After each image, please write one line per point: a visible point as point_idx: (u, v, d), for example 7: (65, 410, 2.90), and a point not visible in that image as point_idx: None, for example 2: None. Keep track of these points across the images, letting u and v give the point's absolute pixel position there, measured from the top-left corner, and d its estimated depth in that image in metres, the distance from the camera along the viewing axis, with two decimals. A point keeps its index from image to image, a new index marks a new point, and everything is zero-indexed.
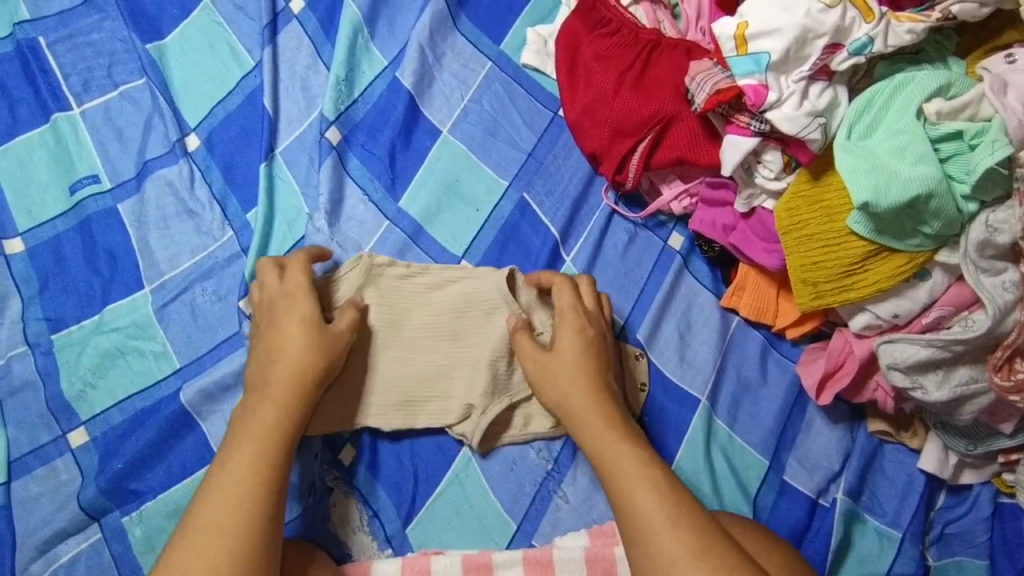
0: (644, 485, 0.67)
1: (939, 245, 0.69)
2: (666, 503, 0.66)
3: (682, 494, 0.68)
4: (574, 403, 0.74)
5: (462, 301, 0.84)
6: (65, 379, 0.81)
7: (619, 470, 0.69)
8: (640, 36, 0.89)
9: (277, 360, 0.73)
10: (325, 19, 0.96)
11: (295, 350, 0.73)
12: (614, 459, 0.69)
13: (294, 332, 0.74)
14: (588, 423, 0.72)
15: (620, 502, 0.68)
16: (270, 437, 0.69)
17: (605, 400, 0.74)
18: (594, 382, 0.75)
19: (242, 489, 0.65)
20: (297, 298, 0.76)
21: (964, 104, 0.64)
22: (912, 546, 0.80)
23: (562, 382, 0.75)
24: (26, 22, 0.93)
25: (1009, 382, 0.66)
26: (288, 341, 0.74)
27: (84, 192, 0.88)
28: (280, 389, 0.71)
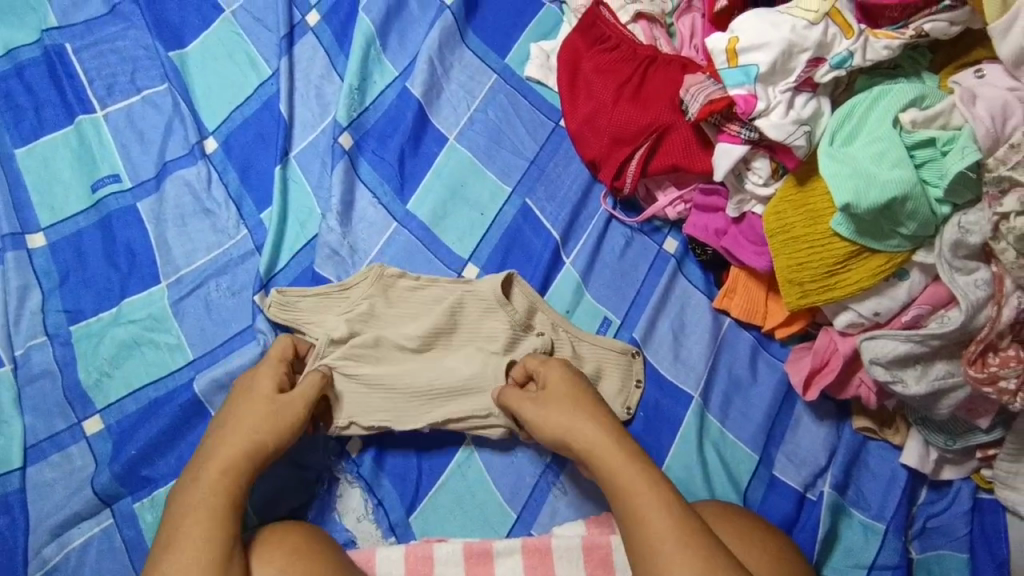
0: (656, 508, 0.67)
1: (915, 246, 0.74)
2: (678, 525, 0.66)
3: (691, 516, 0.67)
4: (572, 423, 0.75)
5: (463, 310, 0.87)
6: (82, 369, 0.84)
7: (624, 483, 0.70)
8: (638, 52, 0.94)
9: (228, 430, 0.74)
10: (339, 32, 1.01)
11: (246, 419, 0.74)
12: (628, 482, 0.69)
13: (244, 409, 0.75)
14: (600, 449, 0.72)
15: (635, 524, 0.68)
16: (223, 484, 0.70)
17: (610, 427, 0.74)
18: (601, 411, 0.76)
19: (196, 534, 0.66)
20: (263, 372, 0.79)
21: (936, 113, 0.70)
22: (895, 538, 0.84)
23: (568, 414, 0.75)
24: (54, 29, 0.98)
25: (983, 373, 0.71)
26: (239, 415, 0.75)
27: (106, 191, 0.92)
28: (224, 459, 0.72)
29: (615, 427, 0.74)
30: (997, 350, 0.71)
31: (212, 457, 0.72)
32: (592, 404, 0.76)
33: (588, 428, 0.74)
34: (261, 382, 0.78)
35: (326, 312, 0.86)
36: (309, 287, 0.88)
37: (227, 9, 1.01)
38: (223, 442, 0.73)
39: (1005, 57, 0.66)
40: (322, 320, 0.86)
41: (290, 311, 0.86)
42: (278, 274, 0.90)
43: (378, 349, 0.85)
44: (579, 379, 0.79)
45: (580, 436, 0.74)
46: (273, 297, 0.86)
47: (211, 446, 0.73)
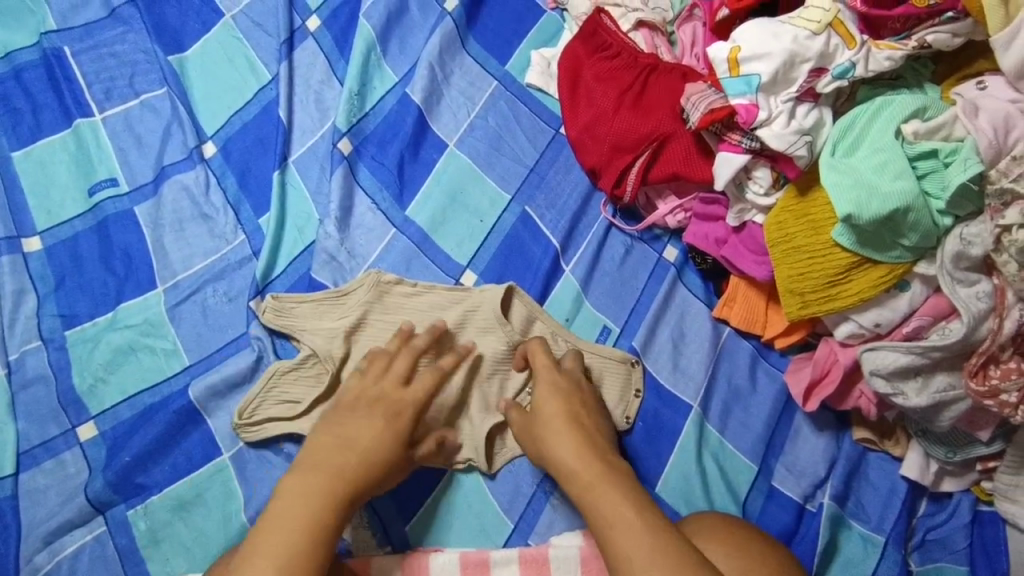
0: (625, 527, 0.68)
1: (917, 257, 0.74)
2: (648, 543, 0.66)
3: (664, 534, 0.67)
4: (548, 446, 0.77)
5: (459, 334, 0.86)
6: (76, 374, 0.83)
7: (596, 505, 0.71)
8: (638, 60, 0.94)
9: (348, 451, 0.74)
10: (340, 37, 1.01)
11: (375, 447, 0.75)
12: (598, 505, 0.70)
13: (371, 434, 0.76)
14: (572, 471, 0.74)
15: (607, 544, 0.69)
16: (336, 503, 0.70)
17: (588, 447, 0.76)
18: (575, 431, 0.77)
19: (291, 545, 0.67)
20: (398, 403, 0.79)
21: (938, 125, 0.69)
22: (895, 551, 0.83)
23: (543, 437, 0.78)
24: (53, 32, 0.97)
25: (984, 387, 0.71)
26: (365, 439, 0.75)
27: (103, 195, 0.91)
28: (332, 476, 0.72)
29: (586, 447, 0.76)
30: (999, 362, 0.71)
31: (323, 471, 0.72)
32: (566, 424, 0.78)
33: (561, 450, 0.76)
34: (403, 418, 0.78)
35: (321, 317, 0.86)
36: (307, 294, 0.88)
37: (227, 14, 1.01)
38: (341, 458, 0.73)
39: (1007, 69, 0.66)
40: (315, 326, 0.85)
41: (286, 317, 0.85)
42: (275, 279, 0.89)
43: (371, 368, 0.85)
44: (570, 394, 0.81)
45: (553, 459, 0.76)
46: (269, 303, 0.86)
47: (323, 457, 0.74)
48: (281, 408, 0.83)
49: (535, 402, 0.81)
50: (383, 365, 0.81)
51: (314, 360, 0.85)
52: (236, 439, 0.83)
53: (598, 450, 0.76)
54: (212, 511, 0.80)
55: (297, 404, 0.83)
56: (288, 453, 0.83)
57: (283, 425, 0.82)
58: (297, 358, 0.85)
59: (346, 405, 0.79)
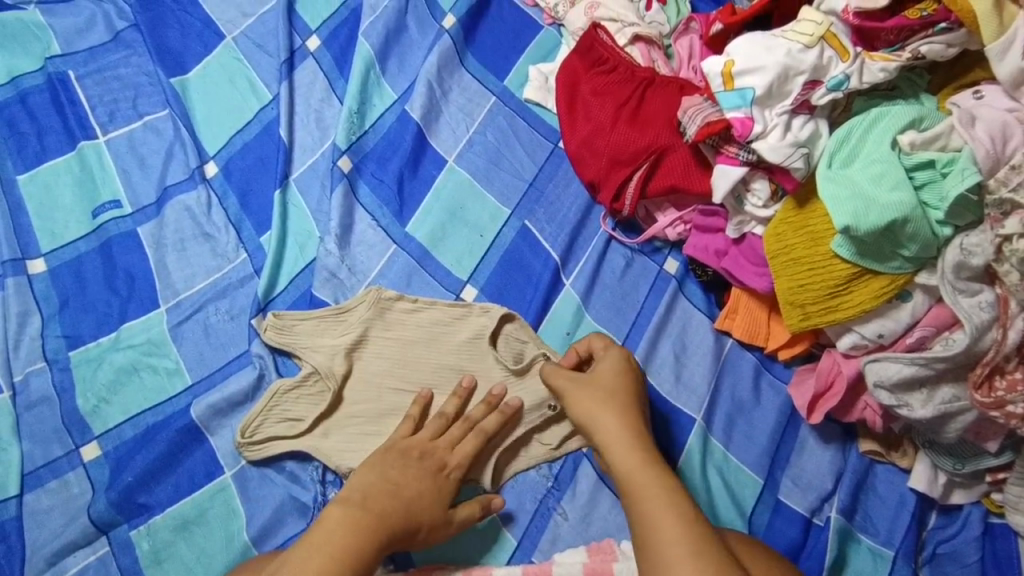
0: (669, 511, 0.70)
1: (918, 268, 0.73)
2: (689, 532, 0.68)
3: (703, 528, 0.69)
4: (599, 419, 0.78)
5: (462, 350, 0.87)
6: (80, 395, 0.83)
7: (641, 490, 0.72)
8: (636, 73, 0.94)
9: (389, 497, 0.74)
10: (339, 56, 1.02)
11: (422, 500, 0.76)
12: (643, 489, 0.72)
13: (419, 486, 0.76)
14: (622, 446, 0.76)
15: (645, 524, 0.70)
16: (372, 541, 0.71)
17: (636, 431, 0.77)
18: (628, 411, 0.78)
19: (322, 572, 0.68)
20: (446, 463, 0.79)
21: (935, 135, 0.69)
22: (905, 565, 0.82)
23: (597, 410, 0.78)
24: (58, 57, 0.99)
25: (990, 398, 0.70)
26: (413, 488, 0.76)
27: (106, 216, 0.92)
28: (374, 511, 0.73)
29: (638, 429, 0.77)
30: (1005, 372, 0.70)
31: (363, 506, 0.73)
32: (621, 402, 0.79)
33: (613, 425, 0.77)
34: (448, 479, 0.78)
35: (322, 334, 0.86)
36: (308, 311, 0.88)
37: (228, 36, 1.02)
38: (383, 499, 0.74)
39: (1004, 78, 0.66)
40: (316, 343, 0.86)
41: (287, 335, 0.86)
42: (277, 297, 0.90)
43: (373, 385, 0.86)
44: (632, 375, 0.82)
45: (603, 430, 0.77)
46: (270, 321, 0.86)
47: (366, 492, 0.74)
48: (283, 427, 0.83)
49: (596, 375, 0.81)
50: (440, 426, 0.81)
51: (315, 378, 0.85)
52: (238, 457, 0.83)
53: (647, 435, 0.77)
54: (215, 531, 0.80)
55: (300, 422, 0.83)
56: (290, 471, 0.83)
57: (285, 443, 0.83)
58: (298, 375, 0.85)
59: (398, 451, 0.78)
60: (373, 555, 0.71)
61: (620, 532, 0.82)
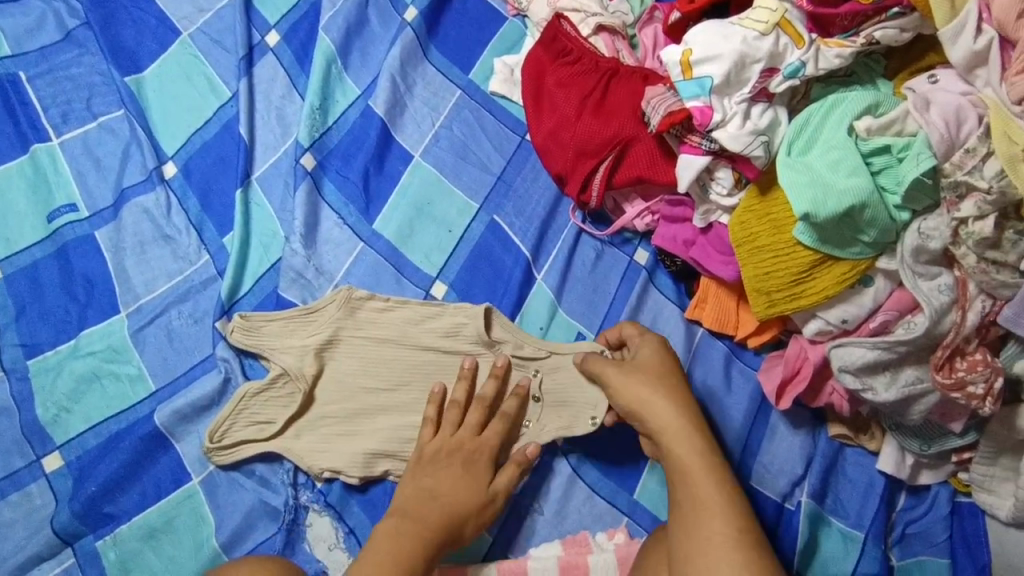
0: (720, 504, 0.70)
1: (878, 252, 0.74)
2: (739, 526, 0.69)
3: (751, 524, 0.70)
4: (654, 399, 0.76)
5: (437, 348, 0.86)
6: (40, 405, 0.81)
7: (694, 474, 0.72)
8: (600, 64, 0.94)
9: (429, 499, 0.76)
10: (300, 52, 1.00)
11: (463, 492, 0.77)
12: (696, 474, 0.72)
13: (453, 483, 0.77)
14: (679, 434, 0.74)
15: (694, 511, 0.70)
16: (428, 540, 0.73)
17: (692, 414, 0.76)
18: (681, 394, 0.77)
19: None
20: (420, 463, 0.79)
21: (890, 121, 0.70)
22: (874, 546, 0.83)
23: (653, 397, 0.77)
24: (7, 57, 0.96)
25: (950, 379, 0.70)
26: (451, 482, 0.77)
27: (62, 220, 0.90)
28: (424, 518, 0.74)
29: (695, 418, 0.76)
30: (965, 354, 0.71)
31: (411, 514, 0.74)
32: (674, 389, 0.77)
33: (671, 413, 0.76)
34: (478, 463, 0.79)
35: (290, 335, 0.85)
36: (275, 312, 0.86)
37: (184, 32, 1.00)
38: (428, 505, 0.75)
39: (958, 61, 0.66)
40: (285, 344, 0.84)
41: (254, 336, 0.84)
42: (242, 298, 0.88)
43: (344, 385, 0.85)
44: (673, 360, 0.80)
45: (658, 417, 0.76)
46: (236, 323, 0.84)
47: (406, 499, 0.76)
48: (253, 430, 0.82)
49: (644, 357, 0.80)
50: (457, 417, 0.81)
51: (284, 379, 0.84)
52: (205, 463, 0.81)
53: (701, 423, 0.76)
54: (183, 539, 0.78)
55: (270, 424, 0.82)
56: (260, 474, 0.82)
57: (255, 446, 0.82)
58: (266, 377, 0.84)
59: (427, 457, 0.79)
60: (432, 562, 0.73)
61: (594, 524, 0.82)
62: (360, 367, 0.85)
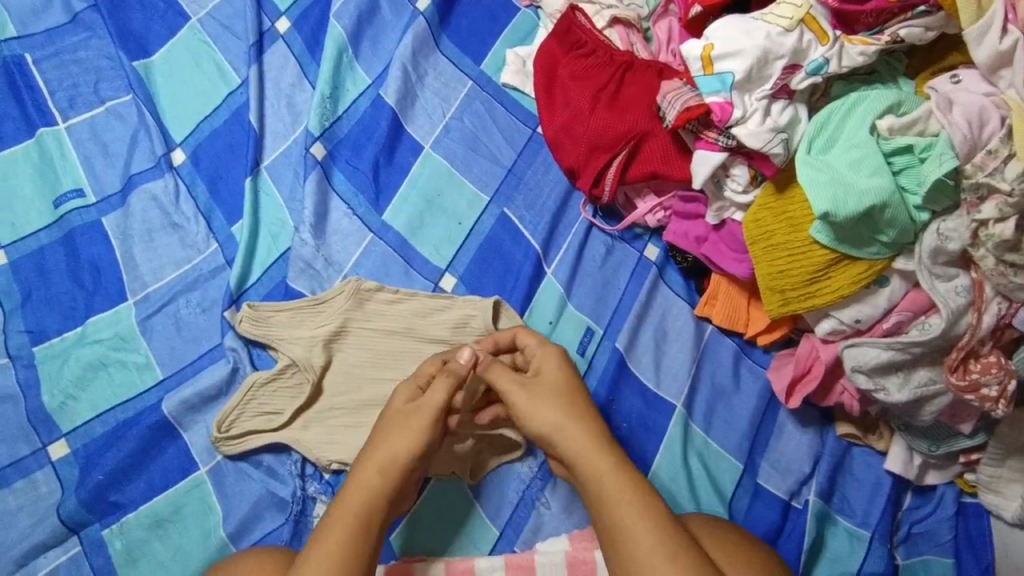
0: (638, 520, 0.65)
1: (895, 253, 0.73)
2: (663, 534, 0.64)
3: (675, 529, 0.65)
4: (554, 422, 0.71)
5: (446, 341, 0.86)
6: (47, 392, 0.81)
7: (607, 494, 0.67)
8: (614, 57, 0.93)
9: (372, 469, 0.70)
10: (310, 39, 0.99)
11: (392, 432, 0.72)
12: (609, 494, 0.67)
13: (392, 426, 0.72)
14: (584, 456, 0.69)
15: (615, 532, 0.66)
16: (358, 526, 0.66)
17: (595, 430, 0.71)
18: (581, 412, 0.72)
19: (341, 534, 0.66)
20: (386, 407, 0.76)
21: (913, 121, 0.69)
22: (881, 545, 0.83)
23: (554, 417, 0.71)
24: (13, 39, 0.94)
25: (965, 381, 0.71)
26: (387, 447, 0.71)
27: (69, 206, 0.89)
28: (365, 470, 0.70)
29: (600, 436, 0.70)
30: (979, 356, 0.71)
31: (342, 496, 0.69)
32: (573, 406, 0.72)
33: (575, 434, 0.70)
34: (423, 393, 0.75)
35: (298, 326, 0.84)
36: (284, 302, 0.86)
37: (193, 17, 0.99)
38: (366, 474, 0.70)
39: (982, 61, 0.66)
40: (293, 335, 0.84)
41: (262, 326, 0.84)
42: (250, 288, 0.87)
43: (352, 377, 0.84)
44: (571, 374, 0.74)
45: (565, 438, 0.70)
46: (245, 312, 0.84)
47: (356, 469, 0.71)
48: (260, 421, 0.81)
49: (542, 377, 0.74)
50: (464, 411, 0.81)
51: (293, 370, 0.83)
52: (213, 453, 0.81)
53: (610, 435, 0.71)
54: (190, 528, 0.78)
55: (278, 415, 0.82)
56: (267, 465, 0.82)
57: (263, 437, 0.81)
58: (275, 368, 0.83)
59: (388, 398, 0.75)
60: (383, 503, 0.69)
61: None
62: (370, 359, 0.85)
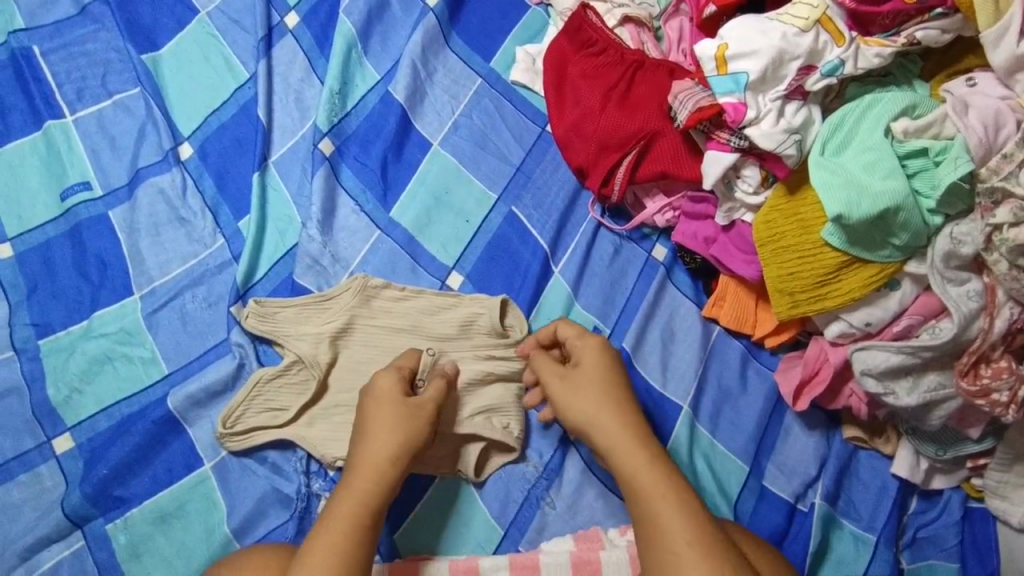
0: (674, 514, 0.65)
1: (907, 256, 0.73)
2: (700, 530, 0.64)
3: (712, 526, 0.65)
4: (594, 414, 0.72)
5: (452, 340, 0.86)
6: (52, 385, 0.80)
7: (645, 487, 0.67)
8: (625, 56, 0.92)
9: (365, 471, 0.70)
10: (320, 34, 0.98)
11: (393, 427, 0.72)
12: (647, 486, 0.67)
13: (387, 423, 0.72)
14: (624, 447, 0.70)
15: (651, 526, 0.65)
16: (368, 518, 0.67)
17: (635, 424, 0.72)
18: (624, 406, 0.73)
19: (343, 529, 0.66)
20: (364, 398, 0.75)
21: (928, 124, 0.69)
22: (886, 549, 0.83)
23: (591, 407, 0.73)
24: (21, 31, 0.94)
25: (975, 386, 0.71)
26: (379, 444, 0.71)
27: (76, 199, 0.88)
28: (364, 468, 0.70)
29: (640, 430, 0.71)
30: (990, 360, 0.71)
31: (341, 496, 0.68)
32: (613, 395, 0.73)
33: (614, 427, 0.71)
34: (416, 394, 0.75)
35: (305, 323, 0.84)
36: (290, 298, 0.85)
37: (202, 10, 0.98)
38: (364, 474, 0.69)
39: (999, 65, 0.66)
40: (300, 331, 0.83)
41: (268, 322, 0.83)
42: (257, 284, 0.87)
43: (358, 374, 0.84)
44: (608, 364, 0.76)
45: (603, 430, 0.71)
46: (251, 308, 0.83)
47: (353, 466, 0.70)
48: (266, 417, 0.81)
49: (581, 367, 0.76)
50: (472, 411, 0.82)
51: (299, 366, 0.83)
52: (218, 449, 0.81)
53: (648, 429, 0.72)
54: (194, 524, 0.78)
55: (284, 411, 0.82)
56: (272, 462, 0.82)
57: (268, 433, 0.81)
58: (280, 364, 0.83)
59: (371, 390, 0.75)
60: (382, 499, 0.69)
61: (606, 520, 0.82)
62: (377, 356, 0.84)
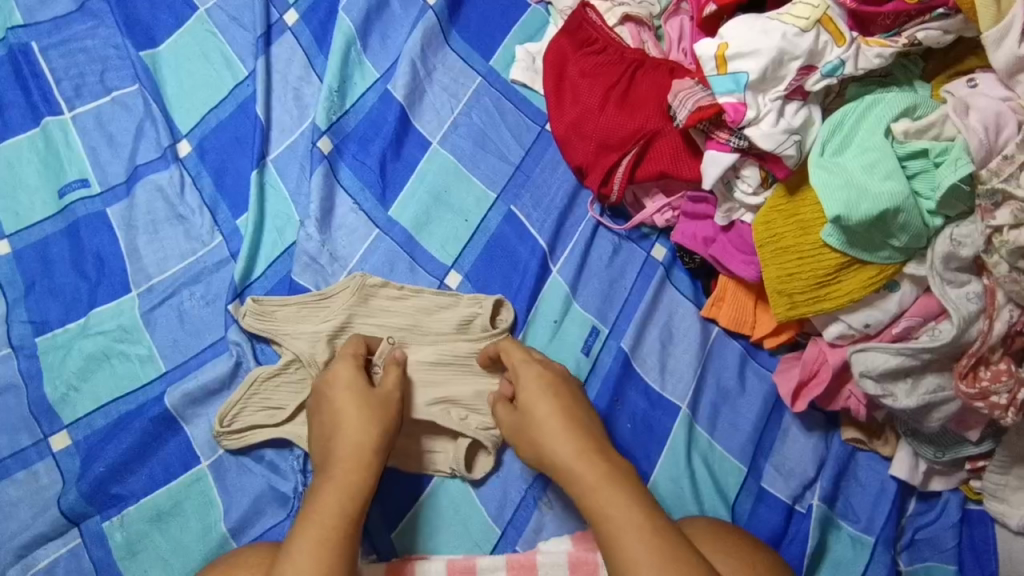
0: (631, 533, 0.63)
1: (907, 257, 0.73)
2: (658, 548, 0.62)
3: (674, 541, 0.63)
4: (543, 444, 0.71)
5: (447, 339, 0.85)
6: (49, 383, 0.80)
7: (600, 509, 0.65)
8: (625, 55, 0.92)
9: (349, 464, 0.70)
10: (319, 32, 0.98)
11: (370, 420, 0.73)
12: (602, 507, 0.65)
13: (359, 416, 0.73)
14: (575, 472, 0.68)
15: (611, 546, 0.64)
16: (348, 509, 0.67)
17: (586, 444, 0.70)
18: (574, 428, 0.71)
19: (336, 518, 0.66)
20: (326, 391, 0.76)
21: (929, 124, 0.69)
22: (884, 551, 0.83)
23: (544, 433, 0.71)
24: (20, 27, 0.94)
25: (974, 389, 0.71)
26: (355, 436, 0.71)
27: (74, 196, 0.88)
28: (347, 459, 0.70)
29: (591, 450, 0.69)
30: (989, 363, 0.71)
31: (327, 486, 0.68)
32: (566, 417, 0.72)
33: (564, 450, 0.70)
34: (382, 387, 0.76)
35: (302, 321, 0.84)
36: (288, 297, 0.85)
37: (201, 7, 0.98)
38: (348, 470, 0.69)
39: (1000, 65, 0.65)
40: (297, 330, 0.83)
41: (266, 321, 0.83)
42: (254, 282, 0.87)
43: None
44: (559, 387, 0.75)
45: (552, 457, 0.70)
46: (248, 306, 0.83)
47: (330, 462, 0.70)
48: (262, 416, 0.81)
49: (523, 398, 0.75)
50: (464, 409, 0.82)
51: (297, 365, 0.82)
52: (215, 447, 0.81)
53: (601, 446, 0.70)
54: (190, 522, 0.78)
55: (281, 410, 0.81)
56: (269, 460, 0.81)
57: (265, 431, 0.81)
58: (278, 363, 0.83)
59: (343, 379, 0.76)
60: (366, 491, 0.69)
61: None
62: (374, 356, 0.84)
